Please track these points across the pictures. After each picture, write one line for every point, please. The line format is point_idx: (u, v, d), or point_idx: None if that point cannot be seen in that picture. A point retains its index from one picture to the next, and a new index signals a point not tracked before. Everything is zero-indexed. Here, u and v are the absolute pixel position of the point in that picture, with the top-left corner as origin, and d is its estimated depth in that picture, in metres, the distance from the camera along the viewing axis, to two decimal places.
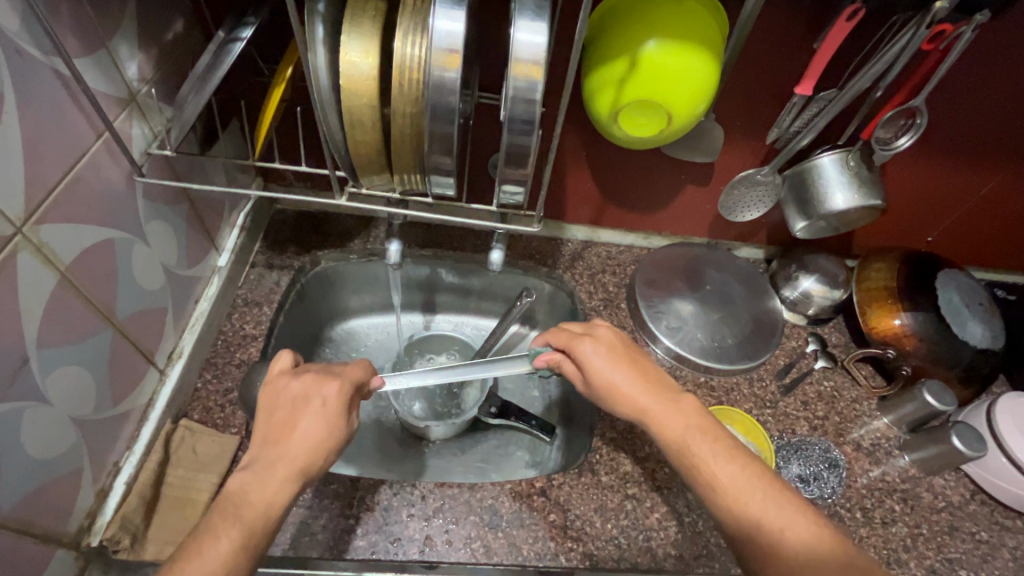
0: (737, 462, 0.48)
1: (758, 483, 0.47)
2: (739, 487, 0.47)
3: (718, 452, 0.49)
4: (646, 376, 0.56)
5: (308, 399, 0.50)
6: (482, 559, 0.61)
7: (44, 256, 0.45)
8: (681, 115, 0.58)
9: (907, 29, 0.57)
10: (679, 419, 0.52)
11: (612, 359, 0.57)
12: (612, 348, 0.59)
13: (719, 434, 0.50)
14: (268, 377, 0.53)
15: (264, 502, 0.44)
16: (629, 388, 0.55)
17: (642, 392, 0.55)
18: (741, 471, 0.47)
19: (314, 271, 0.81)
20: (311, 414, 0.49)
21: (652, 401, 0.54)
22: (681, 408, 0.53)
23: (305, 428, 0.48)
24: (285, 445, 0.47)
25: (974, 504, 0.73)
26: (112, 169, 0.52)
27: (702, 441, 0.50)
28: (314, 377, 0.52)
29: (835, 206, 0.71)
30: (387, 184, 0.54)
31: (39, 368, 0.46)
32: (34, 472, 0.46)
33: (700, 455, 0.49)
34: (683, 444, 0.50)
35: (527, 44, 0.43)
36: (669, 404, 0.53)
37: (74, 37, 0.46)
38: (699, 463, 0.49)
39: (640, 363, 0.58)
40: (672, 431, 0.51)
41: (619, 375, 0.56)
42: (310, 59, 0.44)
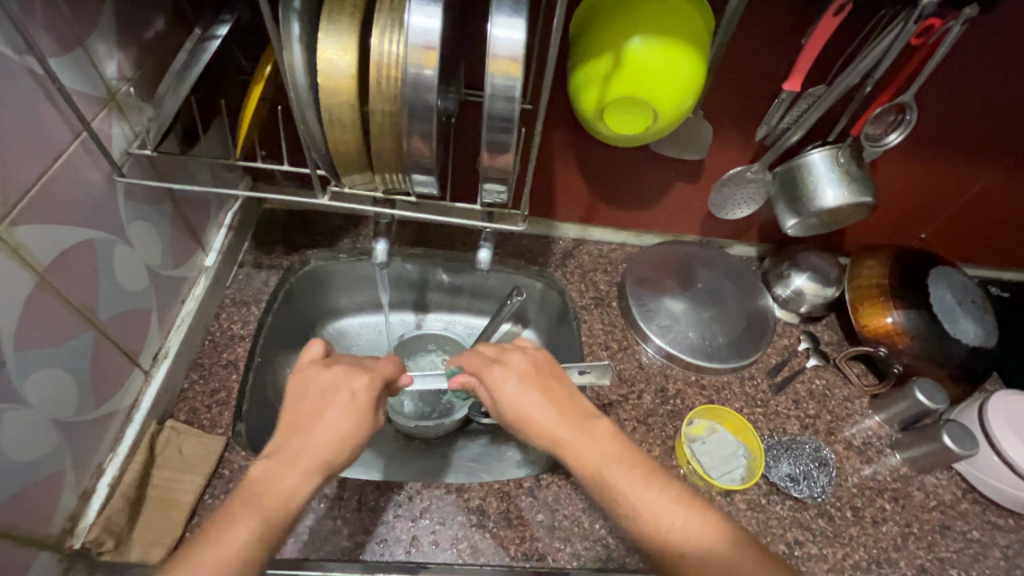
0: (657, 488, 0.47)
1: (676, 507, 0.46)
2: (658, 514, 0.46)
3: (636, 479, 0.48)
4: (559, 402, 0.54)
5: (338, 389, 0.51)
6: (469, 560, 0.61)
7: (20, 257, 0.45)
8: (666, 111, 0.57)
9: (895, 24, 0.56)
10: (594, 446, 0.50)
11: (523, 385, 0.55)
12: (525, 373, 0.57)
13: (635, 462, 0.49)
14: (300, 364, 0.54)
15: (284, 493, 0.44)
16: (542, 417, 0.53)
17: (555, 420, 0.53)
18: (658, 498, 0.47)
19: (304, 270, 0.80)
20: (340, 406, 0.50)
21: (564, 429, 0.52)
22: (595, 433, 0.52)
23: (333, 419, 0.49)
24: (312, 435, 0.47)
25: (966, 503, 0.73)
26: (91, 169, 0.51)
27: (618, 469, 0.49)
28: (344, 369, 0.53)
29: (825, 203, 0.71)
30: (369, 183, 0.54)
31: (17, 370, 0.46)
32: (14, 474, 0.46)
33: (615, 484, 0.48)
34: (599, 474, 0.49)
35: (504, 40, 0.42)
36: (582, 430, 0.52)
37: (49, 36, 0.45)
38: (616, 494, 0.48)
39: (554, 388, 0.56)
40: (588, 460, 0.50)
41: (531, 403, 0.54)
42: (286, 56, 0.44)
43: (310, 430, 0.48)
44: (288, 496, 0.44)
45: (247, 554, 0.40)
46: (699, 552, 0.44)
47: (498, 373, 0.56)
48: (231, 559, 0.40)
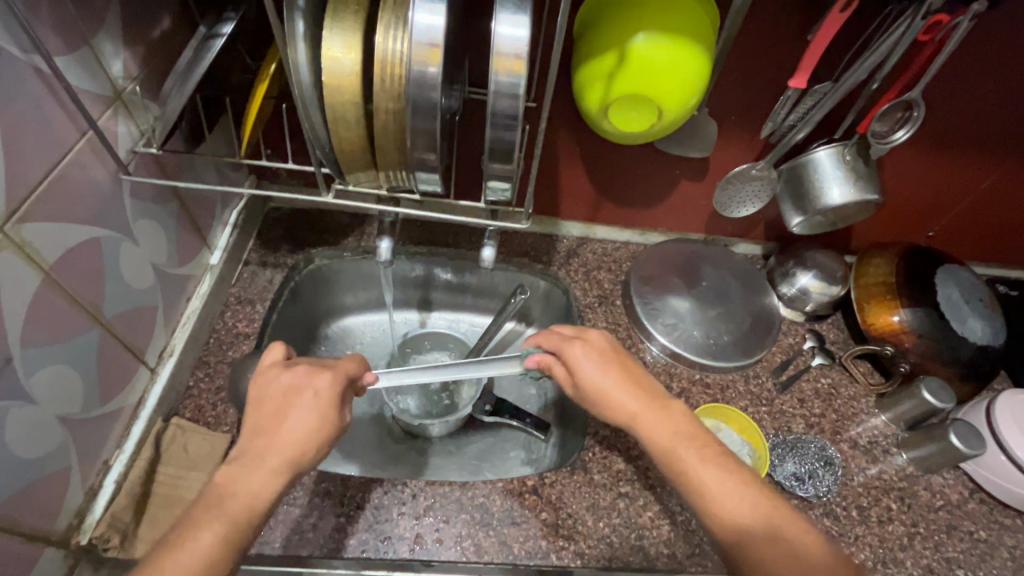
0: (726, 470, 0.49)
1: (742, 489, 0.47)
2: (727, 493, 0.47)
3: (704, 459, 0.49)
4: (636, 381, 0.56)
5: (300, 390, 0.50)
6: (473, 557, 0.61)
7: (27, 255, 0.45)
8: (671, 108, 0.57)
9: (903, 20, 0.56)
10: (669, 425, 0.52)
11: (602, 363, 0.57)
12: (603, 351, 0.58)
13: (708, 443, 0.50)
14: (260, 369, 0.53)
15: (250, 493, 0.43)
16: (618, 394, 0.55)
17: (632, 399, 0.55)
18: (727, 479, 0.48)
19: (308, 268, 0.82)
20: (303, 406, 0.49)
21: (642, 407, 0.54)
22: (670, 413, 0.53)
23: (296, 421, 0.48)
24: (275, 437, 0.47)
25: (972, 502, 0.72)
26: (97, 167, 0.51)
27: (691, 449, 0.50)
28: (307, 369, 0.51)
29: (832, 201, 0.70)
30: (373, 181, 0.54)
31: (23, 367, 0.46)
32: (19, 471, 0.46)
33: (687, 461, 0.50)
34: (672, 452, 0.51)
35: (508, 37, 0.42)
36: (658, 410, 0.53)
37: (55, 35, 0.45)
38: (688, 471, 0.49)
39: (631, 369, 0.57)
40: (661, 437, 0.52)
41: (609, 380, 0.56)
42: (290, 54, 0.44)
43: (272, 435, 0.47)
44: (254, 498, 0.43)
45: (213, 556, 0.40)
46: (765, 530, 0.46)
47: (578, 351, 0.58)
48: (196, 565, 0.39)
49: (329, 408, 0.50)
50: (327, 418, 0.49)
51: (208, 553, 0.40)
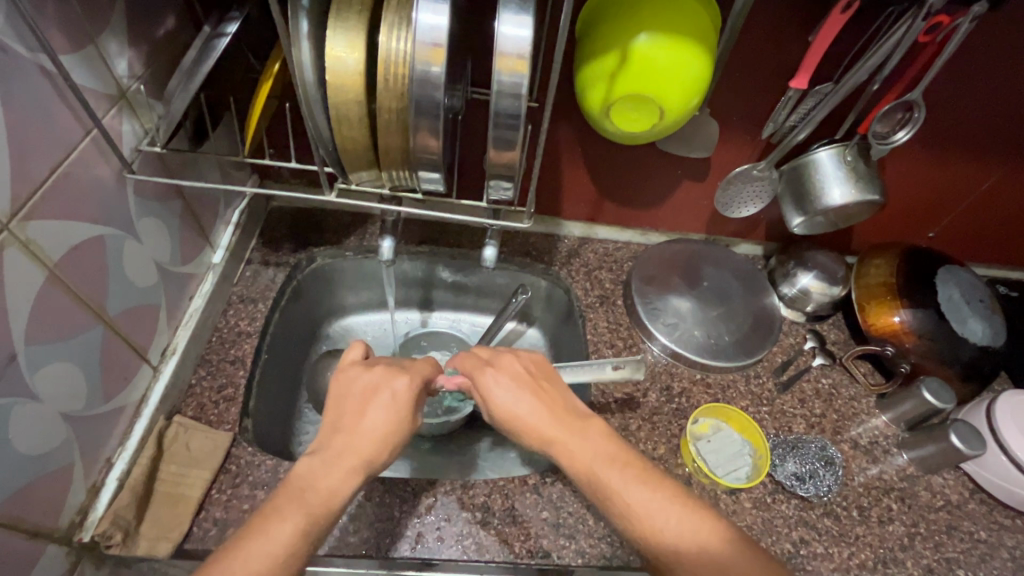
0: (651, 486, 0.48)
1: (671, 506, 0.46)
2: (654, 514, 0.46)
3: (631, 478, 0.48)
4: (553, 402, 0.55)
5: (379, 389, 0.52)
6: (474, 556, 0.61)
7: (31, 253, 0.45)
8: (673, 108, 0.57)
9: (904, 20, 0.56)
10: (588, 446, 0.51)
11: (515, 386, 0.56)
12: (517, 374, 0.58)
13: (629, 463, 0.49)
14: (341, 365, 0.55)
15: (329, 490, 0.45)
16: (534, 419, 0.54)
17: (546, 421, 0.53)
18: (655, 499, 0.47)
19: (311, 267, 0.82)
20: (381, 405, 0.51)
21: (556, 429, 0.52)
22: (587, 434, 0.52)
23: (374, 418, 0.50)
24: (355, 433, 0.49)
25: (973, 503, 0.72)
26: (102, 165, 0.52)
27: (614, 472, 0.49)
28: (386, 370, 0.53)
29: (832, 202, 0.70)
30: (376, 180, 0.54)
31: (27, 364, 0.46)
32: (23, 468, 0.47)
33: (611, 486, 0.48)
34: (593, 475, 0.49)
35: (512, 38, 0.42)
36: (575, 431, 0.52)
37: (61, 33, 0.46)
38: (614, 495, 0.48)
39: (548, 389, 0.56)
40: (581, 461, 0.50)
41: (522, 404, 0.55)
42: (295, 54, 0.44)
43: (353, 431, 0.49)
44: (334, 495, 0.45)
45: (293, 548, 0.41)
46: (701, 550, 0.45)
47: (491, 376, 0.57)
48: (278, 553, 0.40)
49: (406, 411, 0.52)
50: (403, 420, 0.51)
51: (290, 544, 0.41)
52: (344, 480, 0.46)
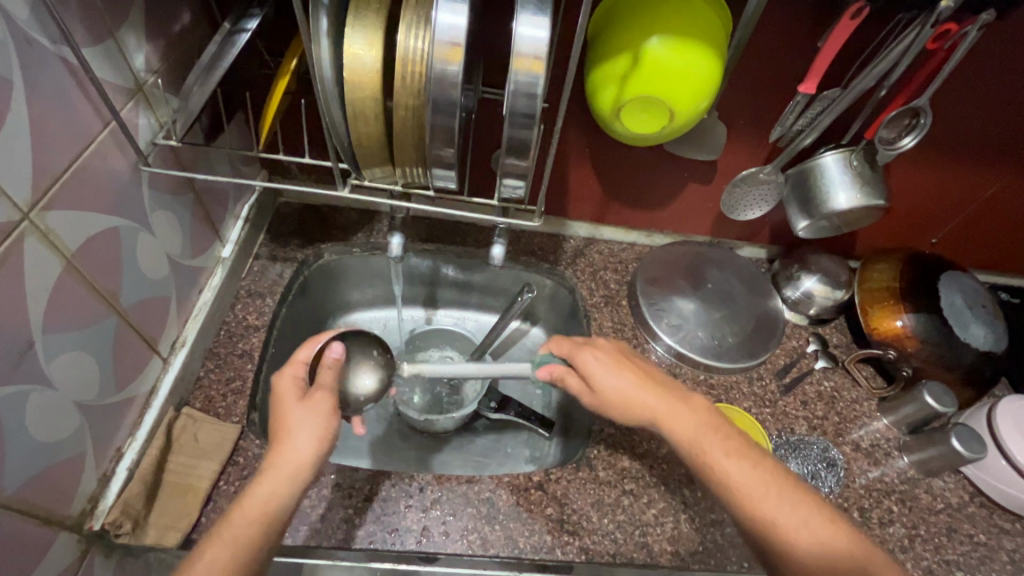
0: (750, 461, 0.52)
1: (766, 480, 0.51)
2: (755, 487, 0.50)
3: (733, 452, 0.52)
4: (650, 378, 0.58)
5: (308, 421, 0.51)
6: (479, 551, 0.61)
7: (50, 242, 0.46)
8: (683, 111, 0.58)
9: (913, 27, 0.57)
10: (692, 418, 0.55)
11: (612, 363, 0.59)
12: (612, 355, 0.60)
13: (732, 436, 0.54)
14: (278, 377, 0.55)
15: (258, 510, 0.46)
16: (644, 397, 0.56)
17: (647, 396, 0.56)
18: (753, 474, 0.51)
19: (318, 263, 0.82)
20: (304, 432, 0.50)
21: (667, 403, 0.56)
22: (692, 407, 0.56)
23: (298, 444, 0.49)
24: (279, 456, 0.49)
25: (972, 506, 0.73)
26: (119, 158, 0.52)
27: (715, 442, 0.53)
28: (317, 402, 0.52)
29: (837, 206, 0.71)
30: (388, 176, 0.55)
31: (43, 352, 0.47)
32: (38, 456, 0.47)
33: (713, 456, 0.52)
34: (698, 447, 0.53)
35: (529, 38, 0.43)
36: (680, 402, 0.56)
37: (82, 26, 0.46)
38: (715, 467, 0.52)
39: (640, 366, 0.60)
40: (684, 431, 0.54)
41: (623, 381, 0.57)
42: (314, 51, 0.44)
43: (279, 449, 0.49)
44: (270, 501, 0.47)
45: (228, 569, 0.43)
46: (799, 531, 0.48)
47: (590, 356, 0.59)
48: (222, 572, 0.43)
49: (327, 415, 0.52)
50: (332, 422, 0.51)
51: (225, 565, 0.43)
52: (279, 491, 0.47)
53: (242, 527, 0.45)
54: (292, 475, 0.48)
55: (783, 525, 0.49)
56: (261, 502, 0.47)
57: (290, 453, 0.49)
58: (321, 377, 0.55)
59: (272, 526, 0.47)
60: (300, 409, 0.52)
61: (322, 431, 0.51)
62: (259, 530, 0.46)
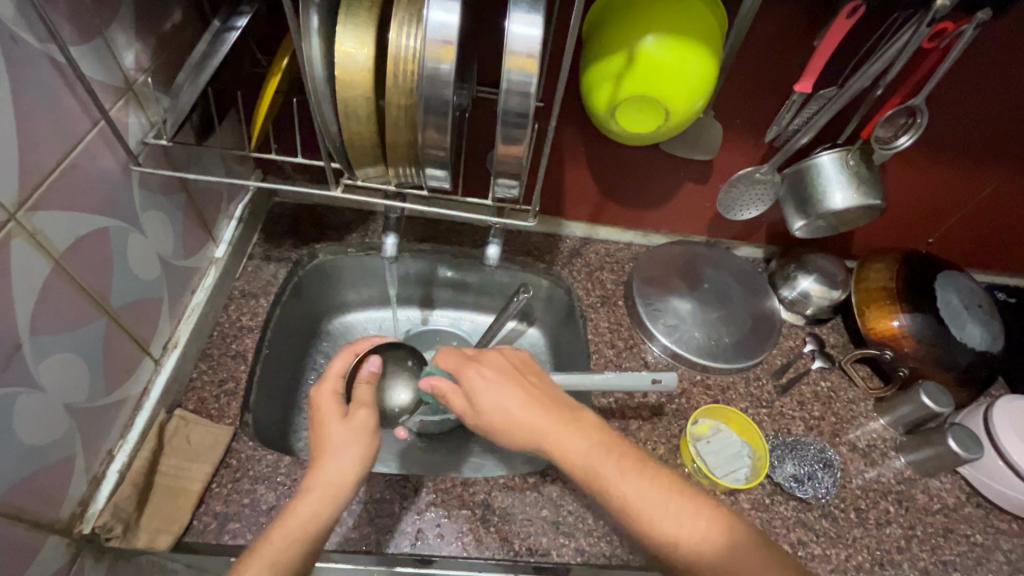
0: (645, 477, 0.50)
1: (665, 496, 0.49)
2: (651, 506, 0.48)
3: (628, 471, 0.50)
4: (539, 394, 0.56)
5: (348, 445, 0.52)
6: (474, 553, 0.61)
7: (38, 243, 0.45)
8: (678, 111, 0.57)
9: (909, 26, 0.56)
10: (582, 437, 0.52)
11: (501, 380, 0.56)
12: (503, 371, 0.57)
13: (624, 453, 0.51)
14: (316, 393, 0.55)
15: (298, 527, 0.47)
16: (536, 419, 0.53)
17: (533, 417, 0.53)
18: (649, 491, 0.49)
19: (313, 263, 0.82)
20: (347, 451, 0.51)
21: (556, 424, 0.53)
22: (581, 424, 0.54)
23: (342, 463, 0.51)
24: (318, 476, 0.50)
25: (969, 506, 0.73)
26: (108, 158, 0.52)
27: (609, 462, 0.51)
28: (358, 422, 0.53)
29: (833, 206, 0.71)
30: (382, 175, 0.55)
31: (32, 354, 0.46)
32: (25, 459, 0.46)
33: (607, 477, 0.50)
34: (589, 468, 0.51)
35: (522, 37, 0.43)
36: (568, 421, 0.53)
37: (70, 24, 0.46)
38: (607, 487, 0.50)
39: (532, 381, 0.57)
40: (575, 453, 0.51)
41: (511, 401, 0.54)
42: (304, 49, 0.44)
43: (318, 469, 0.50)
44: (311, 521, 0.48)
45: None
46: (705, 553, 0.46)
47: (476, 376, 0.56)
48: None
49: (368, 435, 0.53)
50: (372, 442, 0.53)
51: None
52: (321, 511, 0.48)
53: (284, 544, 0.46)
54: (333, 496, 0.49)
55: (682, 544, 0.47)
56: (303, 522, 0.47)
57: (329, 472, 0.50)
58: (359, 392, 0.57)
59: (309, 547, 0.47)
60: (340, 428, 0.53)
61: (362, 449, 0.52)
62: (298, 551, 0.46)
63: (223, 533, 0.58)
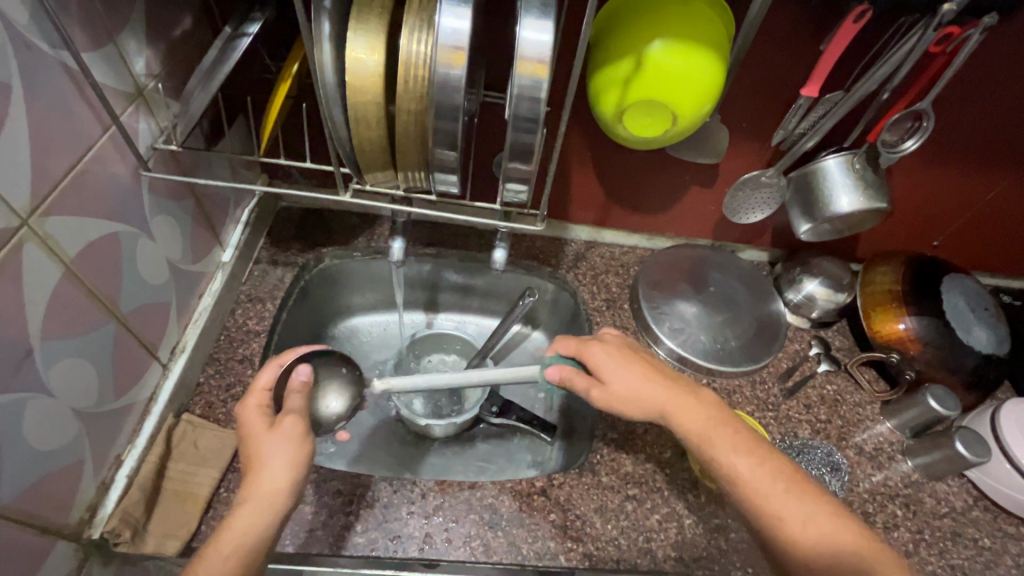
0: (756, 457, 0.52)
1: (771, 476, 0.50)
2: (761, 483, 0.50)
3: (738, 449, 0.52)
4: (657, 372, 0.58)
5: (276, 456, 0.48)
6: (482, 558, 0.61)
7: (49, 248, 0.45)
8: (685, 115, 0.57)
9: (915, 31, 0.56)
10: (699, 412, 0.55)
11: (621, 358, 0.58)
12: (620, 350, 0.59)
13: (739, 431, 0.54)
14: (242, 409, 0.53)
15: (234, 541, 0.45)
16: (654, 393, 0.56)
17: (654, 391, 0.56)
18: (756, 470, 0.51)
19: (318, 268, 0.82)
20: (276, 460, 0.48)
21: (674, 398, 0.55)
22: (700, 402, 0.56)
23: (273, 473, 0.48)
24: (253, 489, 0.47)
25: (977, 510, 0.73)
26: (119, 163, 0.52)
27: (725, 438, 0.53)
28: (287, 430, 0.50)
29: (839, 209, 0.71)
30: (390, 180, 0.55)
31: (41, 359, 0.46)
32: (35, 464, 0.46)
33: (718, 453, 0.52)
34: (704, 441, 0.53)
35: (533, 42, 0.43)
36: (689, 397, 0.56)
37: (82, 30, 0.46)
38: (720, 460, 0.52)
39: (648, 363, 0.59)
40: (691, 424, 0.54)
41: (630, 376, 0.57)
42: (316, 55, 0.44)
43: (252, 482, 0.47)
44: (247, 535, 0.45)
45: None
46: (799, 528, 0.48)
47: (599, 351, 0.59)
48: None
49: (299, 441, 0.50)
50: (305, 448, 0.50)
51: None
52: (258, 523, 0.46)
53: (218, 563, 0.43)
54: (270, 505, 0.47)
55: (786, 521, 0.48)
56: (239, 534, 0.45)
57: (263, 483, 0.47)
58: (288, 402, 0.53)
59: (252, 559, 0.45)
60: (270, 439, 0.50)
61: (295, 457, 0.49)
62: (240, 564, 0.44)
63: None
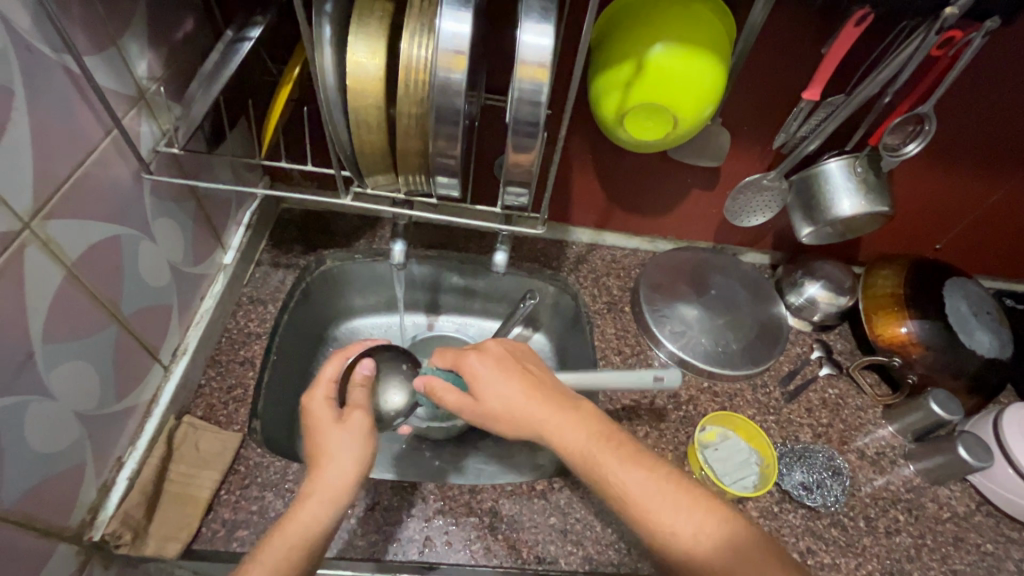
0: (643, 468, 0.50)
1: (663, 487, 0.48)
2: (649, 496, 0.48)
3: (625, 462, 0.50)
4: (537, 382, 0.56)
5: (345, 449, 0.51)
6: (481, 561, 0.61)
7: (51, 251, 0.45)
8: (687, 118, 0.57)
9: (917, 35, 0.56)
10: (578, 428, 0.52)
11: (499, 370, 0.56)
12: (498, 360, 0.57)
13: (622, 443, 0.51)
14: (309, 395, 0.54)
15: (303, 525, 0.46)
16: (533, 408, 0.54)
17: (532, 404, 0.54)
18: (646, 481, 0.49)
19: (319, 271, 0.81)
20: (345, 450, 0.51)
21: (552, 412, 0.53)
22: (580, 414, 0.54)
23: (342, 464, 0.50)
24: (322, 477, 0.49)
25: (980, 515, 0.72)
26: (121, 167, 0.52)
27: (609, 453, 0.51)
28: (357, 425, 0.53)
29: (841, 212, 0.71)
30: (392, 184, 0.55)
31: (44, 363, 0.46)
32: (36, 466, 0.47)
33: (602, 466, 0.50)
34: (588, 456, 0.51)
35: (533, 46, 0.43)
36: (568, 411, 0.54)
37: (85, 34, 0.46)
38: (608, 477, 0.49)
39: (532, 371, 0.57)
40: (571, 441, 0.52)
41: (509, 390, 0.55)
42: (317, 59, 0.44)
43: (319, 472, 0.49)
44: (313, 524, 0.46)
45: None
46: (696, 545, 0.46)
47: (475, 362, 0.57)
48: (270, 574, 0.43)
49: (365, 436, 0.52)
50: (372, 443, 0.52)
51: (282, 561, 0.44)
52: (322, 514, 0.47)
53: (283, 549, 0.45)
54: (337, 497, 0.48)
55: (677, 536, 0.46)
56: (307, 523, 0.46)
57: (329, 472, 0.49)
58: (354, 396, 0.56)
59: (314, 549, 0.46)
60: (337, 431, 0.52)
61: (361, 453, 0.51)
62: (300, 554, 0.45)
63: (232, 540, 0.58)
